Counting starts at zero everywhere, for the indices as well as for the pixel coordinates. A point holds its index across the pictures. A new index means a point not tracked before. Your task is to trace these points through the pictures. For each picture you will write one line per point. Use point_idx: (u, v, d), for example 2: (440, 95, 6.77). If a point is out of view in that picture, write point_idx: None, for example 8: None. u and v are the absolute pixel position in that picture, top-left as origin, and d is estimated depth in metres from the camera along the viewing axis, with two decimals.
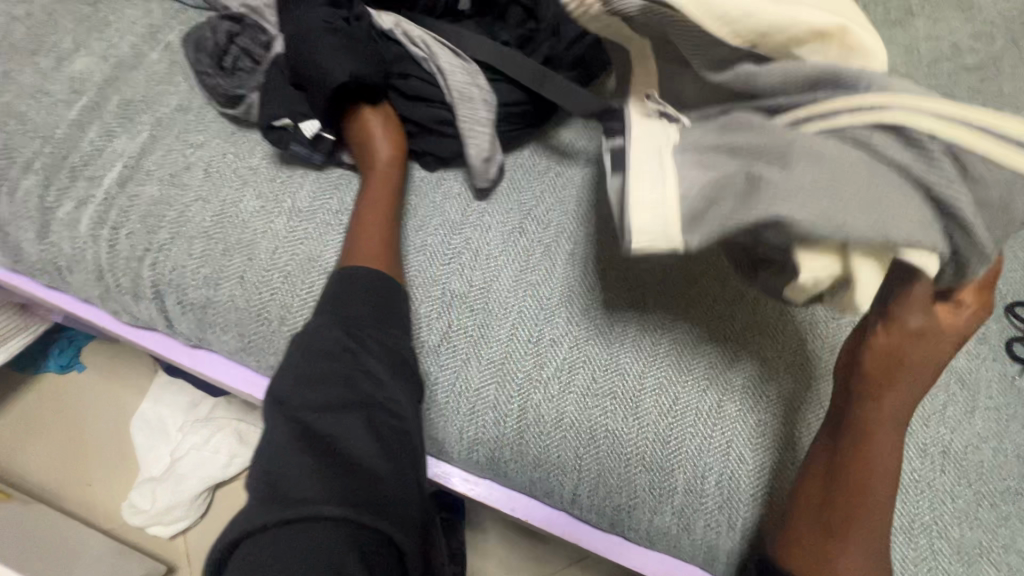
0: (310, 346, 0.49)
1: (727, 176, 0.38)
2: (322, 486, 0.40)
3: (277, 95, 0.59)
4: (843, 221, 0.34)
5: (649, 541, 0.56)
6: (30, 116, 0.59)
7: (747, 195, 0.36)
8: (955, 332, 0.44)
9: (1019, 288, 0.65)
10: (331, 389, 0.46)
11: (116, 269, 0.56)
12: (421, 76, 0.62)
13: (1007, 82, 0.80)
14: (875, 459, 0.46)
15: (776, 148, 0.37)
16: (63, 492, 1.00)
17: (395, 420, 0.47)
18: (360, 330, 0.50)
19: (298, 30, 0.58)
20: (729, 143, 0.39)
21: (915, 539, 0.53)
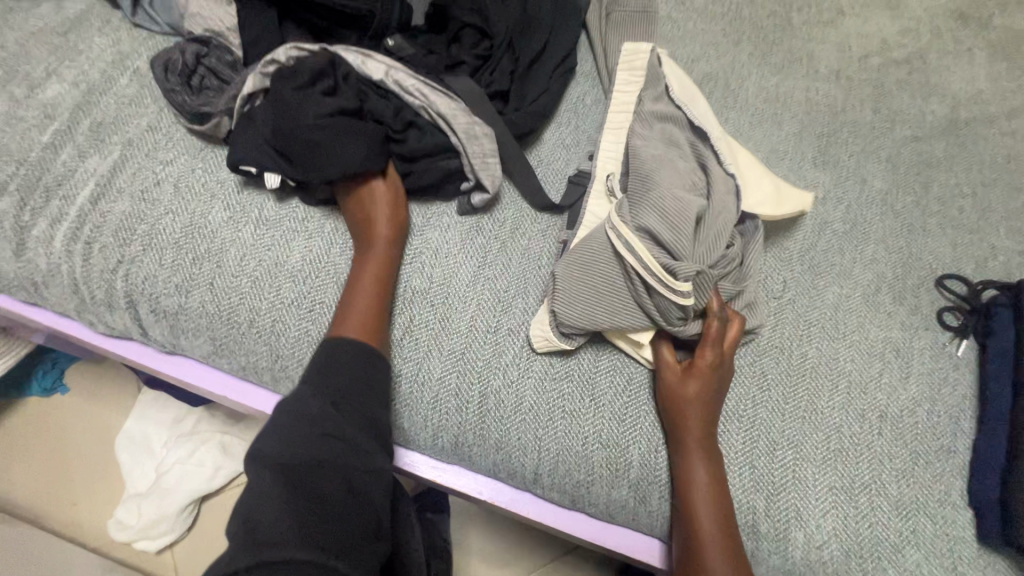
0: (298, 414, 0.49)
1: (572, 277, 0.59)
2: (295, 530, 0.41)
3: (256, 152, 0.60)
4: (623, 316, 0.57)
5: (609, 514, 0.59)
6: (6, 142, 0.62)
7: (574, 298, 0.58)
8: (700, 378, 0.56)
9: (947, 262, 0.69)
10: (310, 442, 0.47)
11: (91, 282, 0.59)
12: (417, 123, 0.64)
13: (934, 72, 0.85)
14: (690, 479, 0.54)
15: (597, 259, 0.58)
16: (49, 512, 1.01)
17: (368, 474, 0.49)
18: (345, 403, 0.51)
19: (284, 101, 0.60)
20: (583, 249, 0.59)
21: (856, 498, 0.57)
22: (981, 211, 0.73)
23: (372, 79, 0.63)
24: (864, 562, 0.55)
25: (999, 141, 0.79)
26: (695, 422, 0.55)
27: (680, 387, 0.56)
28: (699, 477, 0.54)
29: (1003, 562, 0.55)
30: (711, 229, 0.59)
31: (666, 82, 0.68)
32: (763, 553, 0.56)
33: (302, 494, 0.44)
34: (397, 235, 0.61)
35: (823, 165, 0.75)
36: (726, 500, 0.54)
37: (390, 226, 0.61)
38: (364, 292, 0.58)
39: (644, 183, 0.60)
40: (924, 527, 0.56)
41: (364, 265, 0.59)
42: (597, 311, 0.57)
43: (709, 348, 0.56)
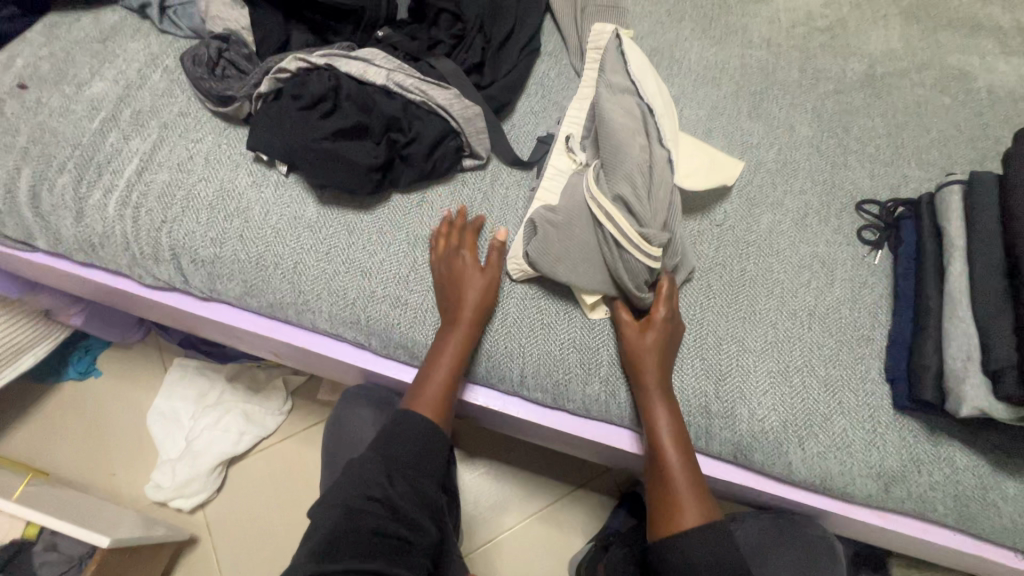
0: (358, 479, 0.59)
1: (544, 231, 0.67)
2: (337, 548, 0.52)
3: (264, 142, 0.70)
4: (586, 277, 0.66)
5: (587, 410, 0.69)
6: (61, 130, 0.74)
7: (543, 251, 0.66)
8: (656, 331, 0.65)
9: (864, 190, 0.80)
10: (359, 489, 0.58)
11: (140, 239, 0.71)
12: (422, 113, 0.73)
13: (853, 36, 0.97)
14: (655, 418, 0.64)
15: (569, 219, 0.67)
16: (89, 481, 1.10)
17: (409, 517, 0.58)
18: (398, 469, 0.61)
19: (299, 124, 0.70)
20: (558, 212, 0.68)
21: (791, 379, 0.68)
22: (894, 148, 0.85)
23: (375, 84, 0.73)
24: (799, 430, 0.66)
25: (910, 91, 0.91)
26: (654, 368, 0.64)
27: (639, 340, 0.65)
28: (661, 418, 0.63)
29: (915, 423, 0.66)
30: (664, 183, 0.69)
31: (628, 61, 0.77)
32: (715, 428, 0.67)
33: (348, 525, 0.54)
34: (481, 321, 0.67)
35: (756, 117, 0.87)
36: (683, 427, 0.64)
37: (477, 313, 0.66)
38: (442, 366, 0.65)
39: (619, 157, 0.68)
40: (849, 398, 0.67)
41: (446, 340, 0.66)
42: (560, 266, 0.66)
43: (660, 306, 0.66)
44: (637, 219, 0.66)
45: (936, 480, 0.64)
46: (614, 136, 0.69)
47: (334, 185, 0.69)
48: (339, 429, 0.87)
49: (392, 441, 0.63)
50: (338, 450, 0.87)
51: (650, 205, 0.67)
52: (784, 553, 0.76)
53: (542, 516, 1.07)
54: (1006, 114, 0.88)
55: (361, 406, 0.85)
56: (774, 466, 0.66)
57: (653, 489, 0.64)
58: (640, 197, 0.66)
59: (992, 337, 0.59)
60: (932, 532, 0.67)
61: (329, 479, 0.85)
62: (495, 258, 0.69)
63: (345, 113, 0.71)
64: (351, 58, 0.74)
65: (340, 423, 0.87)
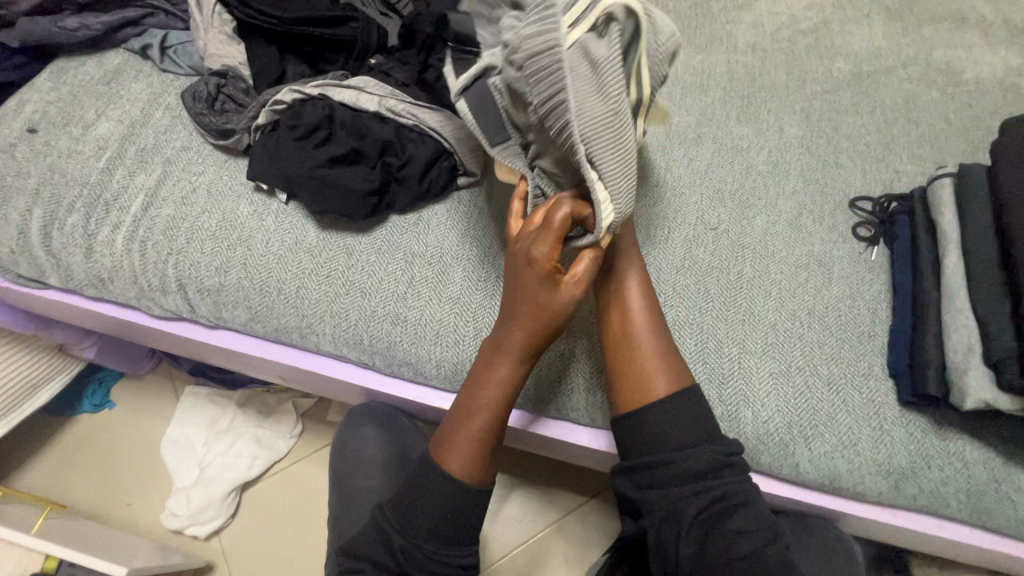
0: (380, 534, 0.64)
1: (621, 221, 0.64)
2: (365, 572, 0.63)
3: (265, 169, 0.73)
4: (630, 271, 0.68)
5: (590, 419, 0.70)
6: (70, 170, 0.77)
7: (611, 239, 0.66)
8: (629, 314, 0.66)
9: (857, 188, 0.81)
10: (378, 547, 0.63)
11: (148, 272, 0.73)
12: (413, 134, 0.75)
13: (837, 36, 0.98)
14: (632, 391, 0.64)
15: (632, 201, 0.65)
16: (106, 512, 1.12)
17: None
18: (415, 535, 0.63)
19: (295, 155, 0.72)
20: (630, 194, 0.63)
21: (794, 379, 0.68)
22: (885, 144, 0.85)
23: (368, 111, 0.75)
24: (804, 430, 0.65)
25: (897, 87, 0.91)
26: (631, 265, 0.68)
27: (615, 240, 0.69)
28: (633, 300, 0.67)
29: (922, 419, 0.65)
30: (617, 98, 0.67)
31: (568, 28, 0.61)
32: (720, 433, 0.67)
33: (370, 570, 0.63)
34: (531, 344, 0.63)
35: (745, 121, 0.88)
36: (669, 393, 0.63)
37: (524, 334, 0.62)
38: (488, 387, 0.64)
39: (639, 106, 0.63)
40: (853, 395, 0.67)
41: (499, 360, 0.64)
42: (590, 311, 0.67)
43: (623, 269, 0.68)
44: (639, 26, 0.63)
45: (947, 475, 0.64)
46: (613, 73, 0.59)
47: (332, 210, 0.72)
48: (346, 448, 0.88)
49: (417, 507, 0.63)
50: (345, 466, 0.88)
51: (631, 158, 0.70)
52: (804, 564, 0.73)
53: (558, 527, 1.07)
54: (994, 104, 0.89)
55: (366, 424, 0.86)
56: (783, 468, 0.66)
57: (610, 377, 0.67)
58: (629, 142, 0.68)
59: (992, 327, 0.59)
60: (946, 529, 0.66)
61: (338, 499, 0.86)
62: (578, 273, 0.61)
63: (339, 141, 0.73)
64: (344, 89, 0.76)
65: (348, 439, 0.88)
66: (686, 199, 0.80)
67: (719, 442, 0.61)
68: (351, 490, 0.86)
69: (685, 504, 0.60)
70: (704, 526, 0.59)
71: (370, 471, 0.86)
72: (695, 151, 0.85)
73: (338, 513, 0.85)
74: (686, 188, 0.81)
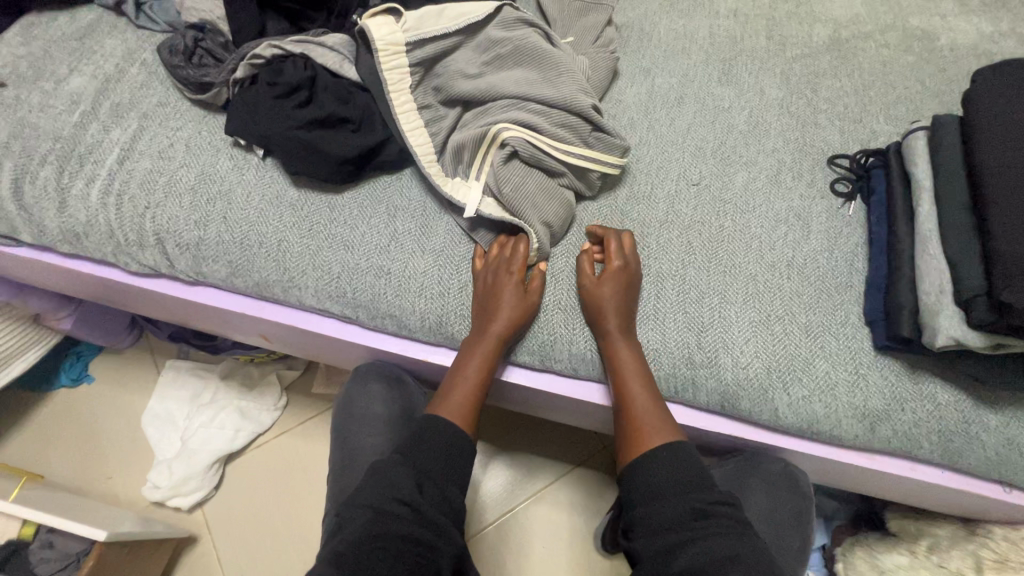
0: (387, 482, 0.61)
1: (559, 197, 0.71)
2: (364, 524, 0.58)
3: (240, 120, 0.72)
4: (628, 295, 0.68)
5: (574, 370, 0.70)
6: (41, 124, 0.75)
7: (565, 205, 0.72)
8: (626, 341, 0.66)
9: (836, 147, 0.82)
10: (380, 490, 0.60)
11: (124, 227, 0.71)
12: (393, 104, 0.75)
13: (817, 3, 0.99)
14: (636, 407, 0.64)
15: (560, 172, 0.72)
16: (85, 486, 1.10)
17: (433, 528, 0.59)
18: (428, 478, 0.63)
19: (271, 115, 0.71)
20: (551, 170, 0.71)
21: (773, 327, 0.69)
22: (863, 106, 0.87)
23: (350, 79, 0.75)
24: (783, 375, 0.67)
25: (874, 52, 0.93)
26: (613, 317, 0.66)
27: (598, 290, 0.67)
28: (630, 374, 0.65)
29: (896, 364, 0.67)
30: (551, 73, 0.73)
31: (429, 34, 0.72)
32: (700, 379, 0.68)
33: (376, 519, 0.58)
34: (507, 336, 0.66)
35: (726, 83, 0.89)
36: (659, 406, 0.65)
37: (500, 331, 0.66)
38: (463, 382, 0.67)
39: (529, 100, 0.72)
40: (830, 341, 0.68)
41: (469, 354, 0.67)
42: (569, 282, 0.71)
43: (613, 296, 0.66)
44: (566, 111, 0.72)
45: (919, 417, 0.65)
46: (500, 86, 0.72)
47: (310, 171, 0.71)
48: (350, 406, 0.85)
49: (418, 448, 0.65)
50: (348, 425, 0.85)
51: (581, 126, 0.72)
52: (758, 498, 0.75)
53: (543, 494, 1.07)
54: (968, 67, 0.91)
55: (371, 382, 0.83)
56: (761, 412, 0.67)
57: (619, 441, 0.67)
58: (566, 112, 0.71)
59: (962, 268, 0.60)
60: (919, 471, 0.68)
61: (338, 458, 0.83)
62: (535, 285, 0.69)
63: (321, 104, 0.72)
64: (325, 49, 0.75)
65: (349, 400, 0.85)
66: (668, 156, 0.81)
67: (704, 486, 0.61)
68: (352, 449, 0.83)
69: (668, 506, 0.60)
70: (683, 532, 0.58)
71: (373, 428, 0.84)
72: (678, 112, 0.85)
73: (337, 472, 0.81)
74: (669, 146, 0.82)
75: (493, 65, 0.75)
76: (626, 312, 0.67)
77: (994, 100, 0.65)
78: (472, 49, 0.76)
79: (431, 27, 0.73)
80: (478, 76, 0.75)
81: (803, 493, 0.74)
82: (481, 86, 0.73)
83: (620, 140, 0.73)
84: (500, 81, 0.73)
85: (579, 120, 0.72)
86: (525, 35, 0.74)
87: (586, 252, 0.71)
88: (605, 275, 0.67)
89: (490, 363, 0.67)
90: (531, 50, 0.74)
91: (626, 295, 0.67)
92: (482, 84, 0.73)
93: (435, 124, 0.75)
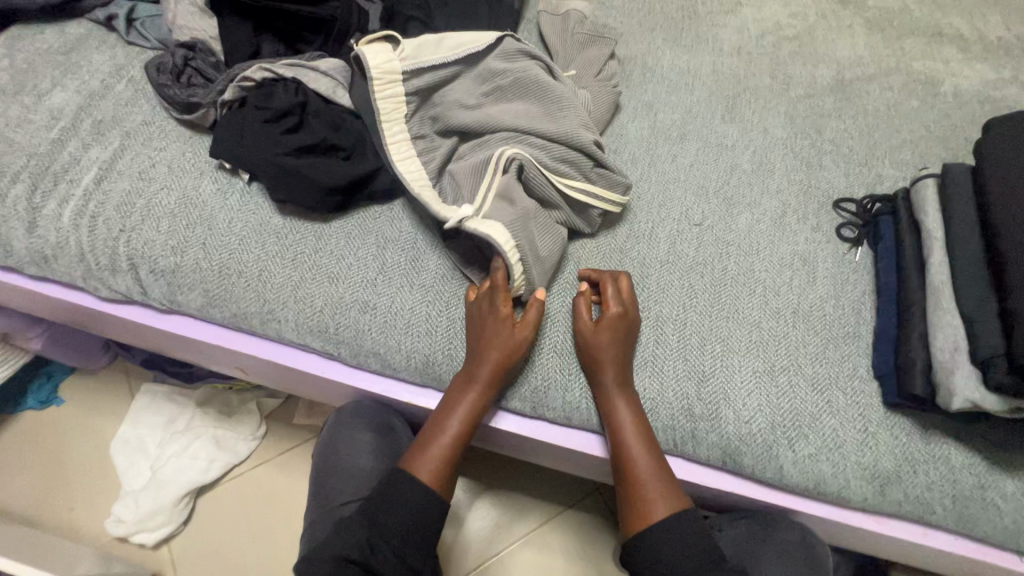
0: (349, 535, 0.58)
1: (551, 229, 0.69)
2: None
3: (228, 145, 0.69)
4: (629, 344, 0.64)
5: (567, 419, 0.66)
6: (17, 139, 0.72)
7: (556, 238, 0.69)
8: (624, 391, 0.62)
9: (841, 191, 0.80)
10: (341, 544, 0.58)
11: (96, 250, 0.67)
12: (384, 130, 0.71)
13: (820, 44, 0.98)
14: (635, 463, 0.60)
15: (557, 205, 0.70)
16: (45, 517, 1.03)
17: None
18: (387, 540, 0.58)
19: (256, 139, 0.68)
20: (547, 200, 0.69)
21: (777, 378, 0.65)
22: (867, 149, 0.85)
23: (343, 107, 0.73)
24: (788, 431, 0.63)
25: (879, 94, 0.92)
26: (610, 367, 0.62)
27: (595, 337, 0.63)
28: (628, 429, 0.61)
29: (907, 421, 0.64)
30: (555, 106, 0.71)
31: (430, 63, 0.70)
32: (701, 433, 0.64)
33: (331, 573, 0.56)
34: (501, 379, 0.62)
35: (730, 120, 0.87)
36: (661, 462, 0.61)
37: (492, 376, 0.61)
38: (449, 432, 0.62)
39: (529, 134, 0.69)
40: (838, 397, 0.65)
41: (456, 402, 0.62)
42: (564, 324, 0.68)
43: (612, 344, 0.62)
44: (567, 146, 0.69)
45: (932, 480, 0.61)
46: (498, 120, 0.70)
47: (295, 201, 0.67)
48: (334, 454, 0.78)
49: (387, 504, 0.60)
50: (332, 476, 0.77)
51: (582, 163, 0.70)
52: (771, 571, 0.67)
53: (530, 539, 1.01)
54: (973, 114, 0.90)
55: (360, 432, 0.77)
56: (764, 471, 0.63)
57: (620, 500, 0.63)
58: (566, 148, 0.69)
59: (978, 324, 0.58)
60: (933, 537, 0.64)
61: (314, 515, 0.74)
62: (531, 316, 0.64)
63: (311, 130, 0.69)
64: (318, 73, 0.73)
65: (336, 450, 0.78)
66: (669, 193, 0.78)
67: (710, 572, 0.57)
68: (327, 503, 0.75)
69: None
70: None
71: (354, 484, 0.76)
72: (680, 148, 0.83)
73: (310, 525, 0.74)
74: (670, 183, 0.79)
75: (494, 97, 0.73)
76: (625, 360, 0.63)
77: (1006, 151, 0.63)
78: (473, 78, 0.74)
79: (430, 56, 0.70)
80: (477, 106, 0.72)
81: (820, 567, 0.67)
82: (478, 118, 0.70)
83: (621, 178, 0.71)
84: (501, 113, 0.71)
85: (579, 155, 0.69)
86: (526, 69, 0.72)
87: (584, 295, 0.67)
88: (606, 321, 0.63)
89: (476, 413, 0.62)
90: (533, 82, 0.72)
91: (626, 341, 0.64)
92: (482, 117, 0.71)
93: (430, 154, 0.71)
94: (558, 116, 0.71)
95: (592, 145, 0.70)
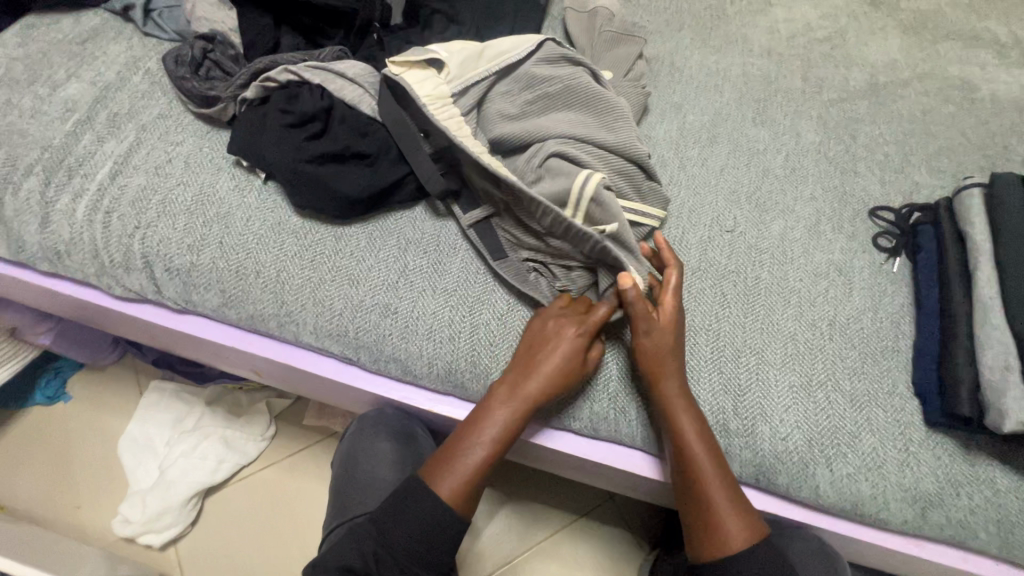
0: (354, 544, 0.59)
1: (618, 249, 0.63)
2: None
3: (251, 150, 0.67)
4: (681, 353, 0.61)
5: (594, 430, 0.64)
6: (31, 131, 0.70)
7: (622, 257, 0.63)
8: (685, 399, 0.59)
9: (878, 198, 0.77)
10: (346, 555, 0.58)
11: (110, 247, 0.65)
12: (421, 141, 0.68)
13: (853, 46, 0.95)
14: (704, 473, 0.57)
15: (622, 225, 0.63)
16: (51, 516, 1.02)
17: None
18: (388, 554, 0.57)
19: (278, 144, 0.66)
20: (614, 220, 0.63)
21: (814, 394, 0.62)
22: (904, 155, 0.82)
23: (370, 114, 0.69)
24: (826, 449, 0.60)
25: (914, 99, 0.89)
26: (671, 375, 0.59)
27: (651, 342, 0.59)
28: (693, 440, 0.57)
29: (950, 442, 0.61)
30: (599, 115, 0.69)
31: (474, 77, 0.70)
32: (735, 449, 0.61)
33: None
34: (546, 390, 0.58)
35: (761, 123, 0.84)
36: (727, 472, 0.58)
37: (537, 387, 0.58)
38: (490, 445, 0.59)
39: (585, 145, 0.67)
40: (878, 415, 0.62)
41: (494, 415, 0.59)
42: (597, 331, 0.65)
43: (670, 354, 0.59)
44: (620, 158, 0.67)
45: (977, 504, 0.59)
46: (540, 127, 0.68)
47: (315, 205, 0.65)
48: (353, 461, 0.77)
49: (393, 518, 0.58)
50: (350, 484, 0.76)
51: (632, 177, 0.68)
52: None
53: (541, 547, 0.99)
54: (1013, 120, 0.86)
55: (380, 440, 0.75)
56: (799, 489, 0.61)
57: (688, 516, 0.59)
58: (616, 161, 0.67)
59: None
60: (973, 563, 0.61)
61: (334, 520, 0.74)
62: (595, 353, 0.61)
63: (334, 136, 0.67)
64: (344, 80, 0.70)
65: (356, 456, 0.77)
66: (700, 197, 0.76)
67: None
68: (345, 511, 0.74)
69: None
70: None
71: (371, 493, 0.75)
72: (710, 152, 0.81)
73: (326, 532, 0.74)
74: (701, 188, 0.77)
75: (539, 105, 0.70)
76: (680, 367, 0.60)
77: None
78: (515, 83, 0.71)
79: (475, 71, 0.70)
80: (524, 116, 0.70)
81: None
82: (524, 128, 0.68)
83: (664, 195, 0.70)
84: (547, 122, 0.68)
85: (628, 170, 0.68)
86: (576, 75, 0.70)
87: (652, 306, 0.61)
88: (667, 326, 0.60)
89: (512, 427, 0.59)
90: (581, 91, 0.70)
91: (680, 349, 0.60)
92: (528, 127, 0.68)
93: None
94: (602, 126, 0.69)
95: (643, 160, 0.68)
